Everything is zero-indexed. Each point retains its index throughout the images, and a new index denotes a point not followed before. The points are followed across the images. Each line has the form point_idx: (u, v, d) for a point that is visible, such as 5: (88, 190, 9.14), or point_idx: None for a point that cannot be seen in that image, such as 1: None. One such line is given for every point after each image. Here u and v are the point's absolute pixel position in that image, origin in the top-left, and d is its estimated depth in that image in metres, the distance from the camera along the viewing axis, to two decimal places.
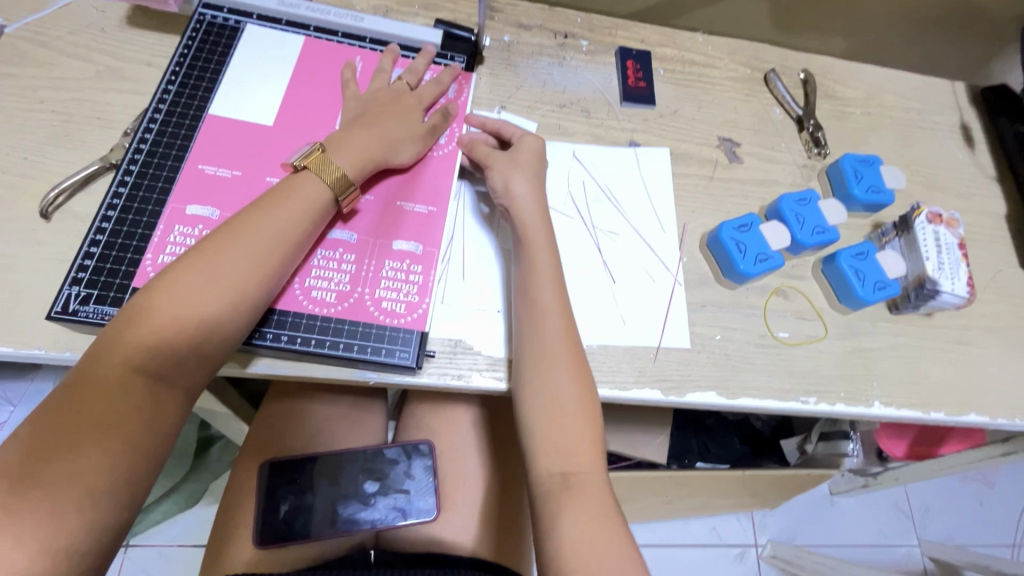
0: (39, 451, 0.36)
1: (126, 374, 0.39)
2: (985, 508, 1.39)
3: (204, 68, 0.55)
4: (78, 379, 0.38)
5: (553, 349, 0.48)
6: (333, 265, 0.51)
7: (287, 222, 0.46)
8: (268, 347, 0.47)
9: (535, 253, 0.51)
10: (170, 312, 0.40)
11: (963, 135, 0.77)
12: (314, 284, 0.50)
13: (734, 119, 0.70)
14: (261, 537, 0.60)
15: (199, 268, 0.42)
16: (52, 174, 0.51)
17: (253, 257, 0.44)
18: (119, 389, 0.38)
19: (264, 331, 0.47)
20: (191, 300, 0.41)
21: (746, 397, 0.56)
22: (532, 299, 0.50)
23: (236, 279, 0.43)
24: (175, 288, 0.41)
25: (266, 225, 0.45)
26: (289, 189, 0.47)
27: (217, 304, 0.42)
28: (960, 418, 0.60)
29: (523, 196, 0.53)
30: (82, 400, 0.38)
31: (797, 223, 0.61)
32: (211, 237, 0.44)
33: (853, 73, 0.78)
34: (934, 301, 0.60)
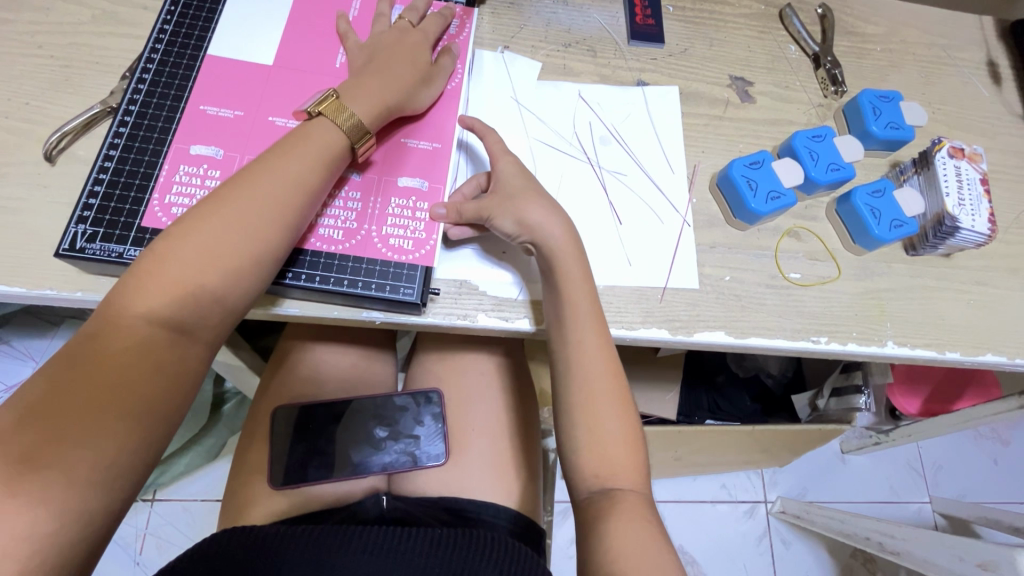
0: (61, 397, 0.36)
1: (148, 324, 0.39)
2: (1000, 466, 1.38)
3: (199, 8, 0.53)
4: (102, 327, 0.39)
5: (592, 373, 0.47)
6: (358, 206, 0.50)
7: (301, 175, 0.45)
8: (291, 286, 0.48)
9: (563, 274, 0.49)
10: (190, 265, 0.41)
11: (990, 72, 0.74)
12: (322, 220, 0.49)
13: (747, 57, 0.68)
14: (275, 479, 0.61)
15: (214, 221, 0.42)
16: (55, 119, 0.51)
17: (268, 219, 0.43)
18: (142, 339, 0.39)
19: (296, 271, 0.48)
20: (207, 260, 0.41)
21: (755, 337, 0.55)
22: (564, 317, 0.48)
23: (252, 235, 0.42)
24: (195, 241, 0.41)
25: (280, 178, 0.44)
26: (300, 140, 0.46)
27: (233, 257, 0.42)
28: (976, 357, 0.58)
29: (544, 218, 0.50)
30: (104, 348, 0.38)
31: (811, 160, 0.59)
32: (229, 189, 0.44)
33: (874, 7, 0.74)
34: (954, 240, 0.58)
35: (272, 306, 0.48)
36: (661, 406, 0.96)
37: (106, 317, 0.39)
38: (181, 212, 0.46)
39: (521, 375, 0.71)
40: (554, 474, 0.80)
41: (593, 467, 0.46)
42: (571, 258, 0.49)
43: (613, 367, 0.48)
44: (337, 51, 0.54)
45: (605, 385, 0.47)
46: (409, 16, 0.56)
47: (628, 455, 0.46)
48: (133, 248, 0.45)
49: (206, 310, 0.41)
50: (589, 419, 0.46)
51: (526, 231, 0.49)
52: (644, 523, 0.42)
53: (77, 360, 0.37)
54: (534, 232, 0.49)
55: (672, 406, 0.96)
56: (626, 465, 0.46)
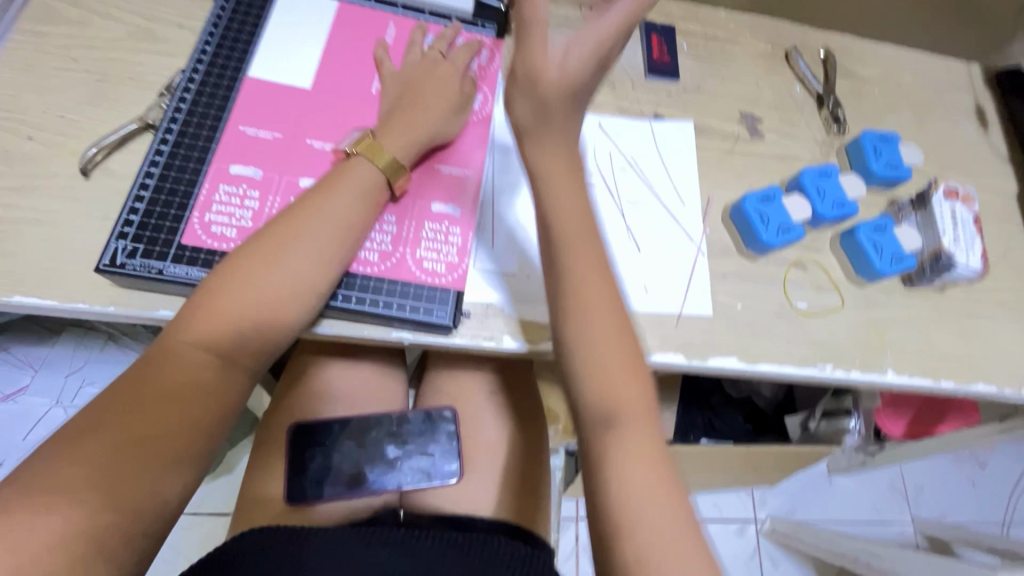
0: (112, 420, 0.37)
1: (197, 352, 0.41)
2: (977, 488, 1.43)
3: (239, 30, 0.55)
4: (153, 356, 0.40)
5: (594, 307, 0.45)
6: (394, 229, 0.52)
7: (344, 215, 0.46)
8: (329, 306, 0.49)
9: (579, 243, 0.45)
10: (238, 300, 0.42)
11: (977, 117, 0.79)
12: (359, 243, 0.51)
13: (756, 95, 0.71)
14: (291, 494, 0.62)
15: (262, 260, 0.43)
16: (90, 132, 0.51)
17: (314, 250, 0.45)
18: (193, 368, 0.40)
19: (337, 293, 0.49)
20: (258, 291, 0.43)
21: (765, 363, 0.57)
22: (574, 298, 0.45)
23: (297, 272, 0.44)
24: (244, 278, 0.42)
25: (326, 217, 0.45)
26: (345, 179, 0.47)
27: (279, 293, 0.43)
28: (969, 387, 0.62)
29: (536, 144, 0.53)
30: (155, 375, 0.39)
31: (817, 196, 0.62)
32: (279, 223, 0.45)
33: (871, 51, 0.79)
34: (948, 275, 0.62)
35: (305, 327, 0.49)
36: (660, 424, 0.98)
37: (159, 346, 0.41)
38: (221, 230, 0.47)
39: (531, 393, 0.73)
40: (559, 492, 0.81)
41: (594, 403, 0.42)
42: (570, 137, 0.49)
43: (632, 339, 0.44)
44: (374, 77, 0.56)
45: (622, 353, 0.43)
46: (439, 49, 0.58)
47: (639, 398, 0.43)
48: (172, 265, 0.46)
49: (252, 339, 0.43)
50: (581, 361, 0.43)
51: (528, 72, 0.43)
52: None
53: (129, 384, 0.39)
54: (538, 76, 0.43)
55: (670, 424, 0.98)
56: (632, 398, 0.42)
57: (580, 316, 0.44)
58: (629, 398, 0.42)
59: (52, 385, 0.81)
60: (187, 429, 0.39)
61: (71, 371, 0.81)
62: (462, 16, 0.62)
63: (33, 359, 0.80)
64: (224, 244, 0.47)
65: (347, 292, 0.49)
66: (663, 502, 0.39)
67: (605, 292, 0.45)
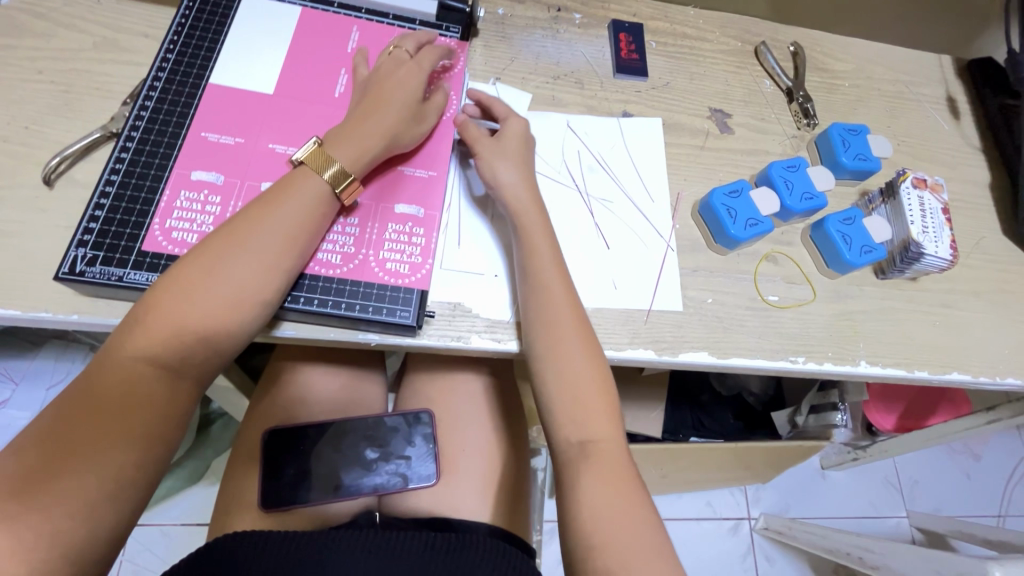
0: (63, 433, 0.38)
1: (141, 365, 0.41)
2: (972, 480, 1.43)
3: (202, 38, 0.55)
4: (96, 368, 0.41)
5: (563, 331, 0.50)
6: (357, 231, 0.52)
7: (288, 224, 0.46)
8: (287, 308, 0.49)
9: (547, 276, 0.51)
10: (181, 313, 0.42)
11: (949, 107, 0.79)
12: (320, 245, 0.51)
13: (726, 91, 0.71)
14: (266, 501, 0.61)
15: (202, 271, 0.43)
16: (54, 142, 0.52)
17: (259, 261, 0.45)
18: (138, 379, 0.41)
19: (297, 295, 0.49)
20: (200, 302, 0.43)
21: (736, 356, 0.57)
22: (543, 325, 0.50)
23: (238, 282, 0.44)
24: (184, 289, 0.42)
25: (269, 227, 0.45)
26: (290, 187, 0.47)
27: (220, 304, 0.43)
28: (944, 376, 0.62)
29: (509, 182, 0.54)
30: (98, 387, 0.40)
31: (786, 189, 0.62)
32: (222, 233, 0.45)
33: (841, 45, 0.79)
34: (919, 264, 0.62)
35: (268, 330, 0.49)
36: (646, 423, 0.98)
37: (103, 361, 0.41)
38: (181, 236, 0.47)
39: (510, 395, 0.73)
40: (542, 493, 0.81)
41: (570, 439, 0.48)
42: (532, 213, 0.53)
43: (603, 382, 0.50)
44: (337, 80, 0.56)
45: (593, 396, 0.49)
46: (406, 48, 0.57)
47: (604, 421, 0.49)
48: (132, 272, 0.46)
49: (195, 349, 0.43)
50: (558, 408, 0.49)
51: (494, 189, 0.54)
52: (643, 532, 0.44)
53: (71, 397, 0.39)
54: (504, 193, 0.54)
55: (657, 423, 0.98)
56: (604, 433, 0.48)
57: (546, 369, 0.49)
58: (596, 423, 0.48)
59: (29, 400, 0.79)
60: (132, 440, 0.39)
61: (52, 385, 0.80)
62: (426, 20, 0.63)
63: (14, 373, 0.80)
64: (183, 248, 0.47)
65: (309, 294, 0.49)
66: (639, 520, 0.45)
67: (578, 336, 0.50)
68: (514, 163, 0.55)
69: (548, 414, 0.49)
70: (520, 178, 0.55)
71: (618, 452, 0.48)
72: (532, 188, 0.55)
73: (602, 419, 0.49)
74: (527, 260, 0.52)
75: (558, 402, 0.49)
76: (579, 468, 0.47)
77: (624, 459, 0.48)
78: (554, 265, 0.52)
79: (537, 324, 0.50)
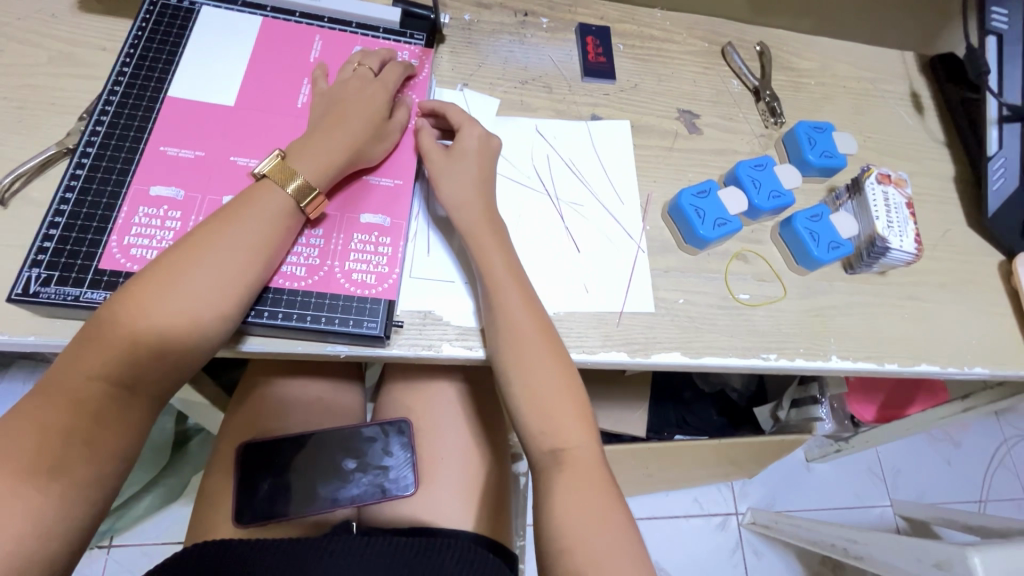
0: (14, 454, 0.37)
1: (90, 383, 0.40)
2: (953, 467, 1.45)
3: (159, 50, 0.54)
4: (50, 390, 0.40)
5: (524, 337, 0.50)
6: (322, 242, 0.52)
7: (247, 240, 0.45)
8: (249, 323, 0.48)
9: (500, 284, 0.51)
10: (135, 328, 0.41)
11: (913, 103, 0.80)
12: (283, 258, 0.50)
13: (694, 91, 0.72)
14: (240, 516, 0.60)
15: (156, 289, 0.42)
16: (8, 160, 0.50)
17: (218, 275, 0.44)
18: (88, 397, 0.40)
19: (260, 309, 0.48)
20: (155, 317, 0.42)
21: (708, 356, 0.58)
22: (503, 335, 0.50)
23: (194, 302, 0.43)
24: (139, 308, 0.41)
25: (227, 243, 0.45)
26: (251, 204, 0.47)
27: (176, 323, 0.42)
28: (913, 368, 0.62)
29: (459, 193, 0.54)
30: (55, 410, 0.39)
31: (753, 188, 0.63)
32: (182, 247, 0.44)
33: (807, 44, 0.80)
34: (886, 259, 0.63)
35: (232, 345, 0.49)
36: (630, 424, 0.98)
37: (55, 378, 0.40)
38: (140, 253, 0.46)
39: (488, 401, 0.72)
40: (525, 498, 0.81)
41: (542, 447, 0.48)
42: (482, 225, 0.53)
43: (572, 389, 0.49)
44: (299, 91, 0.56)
45: (564, 403, 0.49)
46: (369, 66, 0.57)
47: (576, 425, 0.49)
48: (90, 291, 0.45)
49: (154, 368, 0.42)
50: (530, 418, 0.49)
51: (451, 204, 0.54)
52: (618, 535, 0.44)
53: (21, 418, 0.38)
54: (457, 211, 0.54)
55: (640, 423, 0.98)
56: (577, 438, 0.48)
57: (512, 379, 0.49)
58: (568, 428, 0.48)
59: None
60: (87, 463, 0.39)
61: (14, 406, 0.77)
62: (390, 27, 0.63)
63: None
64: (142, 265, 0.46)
65: (274, 308, 0.49)
66: (613, 523, 0.45)
67: (540, 342, 0.50)
68: (463, 176, 0.55)
69: (519, 423, 0.49)
70: (471, 187, 0.55)
71: (590, 457, 0.48)
72: (483, 195, 0.55)
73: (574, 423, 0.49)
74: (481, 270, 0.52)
75: (528, 412, 0.49)
76: (552, 475, 0.47)
77: (598, 463, 0.48)
78: (509, 274, 0.52)
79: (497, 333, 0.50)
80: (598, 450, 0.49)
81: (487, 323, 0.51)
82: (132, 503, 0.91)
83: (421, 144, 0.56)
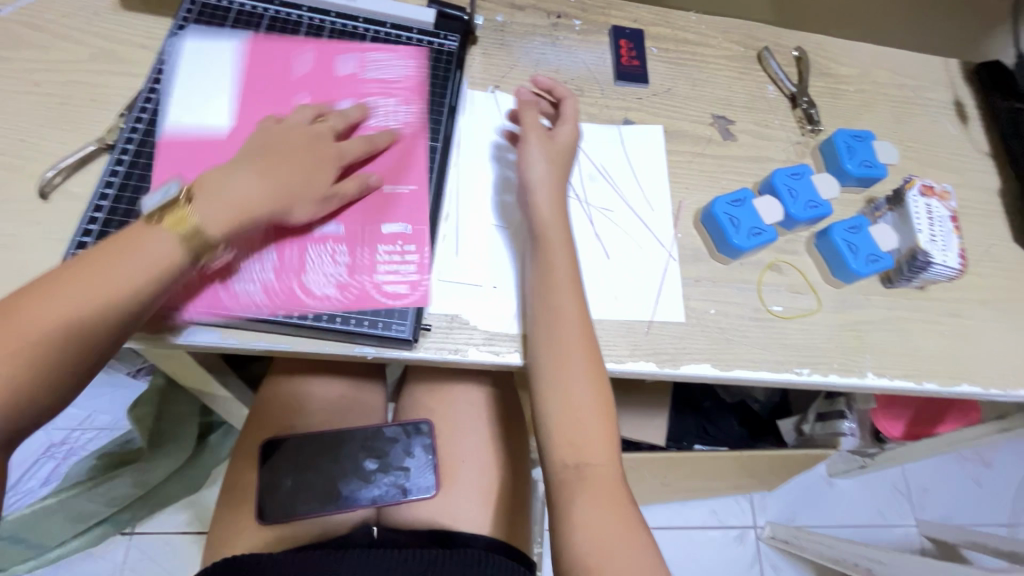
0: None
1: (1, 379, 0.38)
2: (983, 489, 1.40)
3: (198, 51, 0.56)
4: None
5: (569, 345, 0.49)
6: (347, 258, 0.51)
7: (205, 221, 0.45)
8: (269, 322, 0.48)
9: (557, 288, 0.50)
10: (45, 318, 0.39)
11: (957, 112, 0.78)
12: (311, 278, 0.50)
13: (729, 97, 0.71)
14: (262, 513, 0.61)
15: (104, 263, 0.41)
16: (50, 155, 0.51)
17: (146, 262, 0.42)
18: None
19: (283, 309, 0.49)
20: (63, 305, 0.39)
21: (739, 368, 0.56)
22: (552, 339, 0.49)
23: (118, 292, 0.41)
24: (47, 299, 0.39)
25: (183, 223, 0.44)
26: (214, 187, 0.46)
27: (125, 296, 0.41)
28: (953, 388, 0.60)
29: (539, 187, 0.54)
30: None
31: (789, 197, 0.61)
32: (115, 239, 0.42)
33: (846, 50, 0.78)
34: (927, 274, 0.61)
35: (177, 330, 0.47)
36: (650, 432, 0.96)
37: None
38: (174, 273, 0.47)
39: (510, 406, 0.72)
40: (543, 505, 0.80)
41: (565, 459, 0.48)
42: (556, 227, 0.53)
43: (604, 402, 0.49)
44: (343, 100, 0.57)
45: (592, 417, 0.48)
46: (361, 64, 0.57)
47: (601, 439, 0.48)
48: None
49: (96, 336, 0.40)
50: (558, 428, 0.48)
51: (530, 191, 0.54)
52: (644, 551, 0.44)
53: None
54: (539, 199, 0.54)
55: (661, 432, 0.97)
56: (601, 455, 0.48)
57: (549, 387, 0.49)
58: (593, 441, 0.48)
59: None
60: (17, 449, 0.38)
61: None
62: (423, 29, 0.63)
63: None
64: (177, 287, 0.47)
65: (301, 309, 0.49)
66: (635, 541, 0.44)
67: (582, 354, 0.49)
68: (543, 174, 0.55)
69: (543, 433, 0.49)
70: (548, 189, 0.54)
71: (611, 473, 0.47)
72: (557, 199, 0.54)
73: (599, 435, 0.48)
74: (544, 270, 0.51)
75: (560, 422, 0.48)
76: (574, 490, 0.46)
77: (617, 480, 0.47)
78: (570, 281, 0.51)
79: (545, 337, 0.49)
80: (616, 467, 0.48)
81: (534, 327, 0.50)
82: (155, 494, 0.92)
83: (524, 120, 0.58)
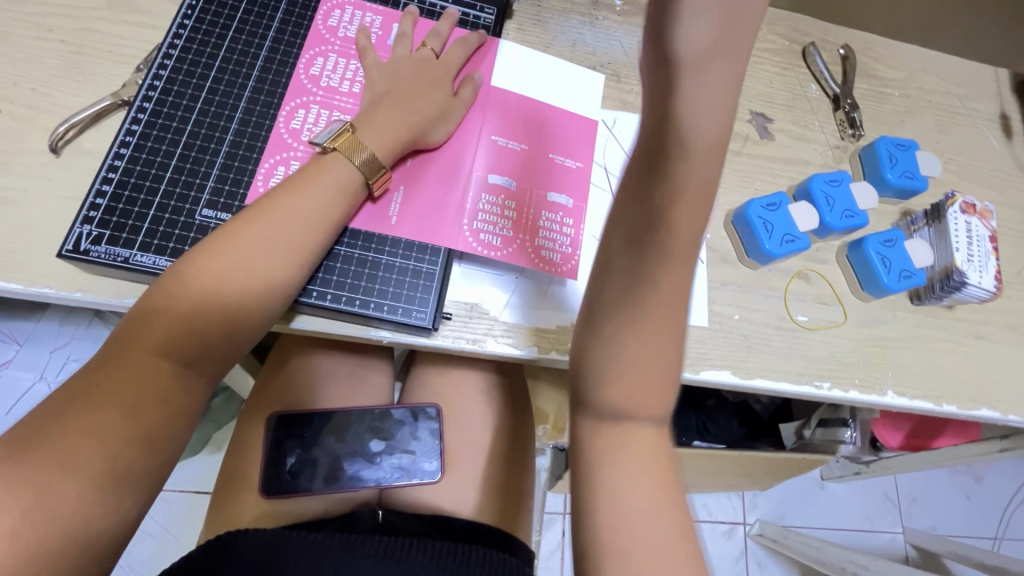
0: (96, 405, 0.35)
1: (157, 355, 0.38)
2: (972, 501, 1.42)
3: (222, 5, 0.52)
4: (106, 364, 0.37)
5: None
6: (514, 215, 0.52)
7: (300, 222, 0.43)
8: (331, 309, 0.47)
9: None
10: (231, 269, 0.41)
11: (1002, 125, 0.74)
12: (480, 226, 0.51)
13: (768, 94, 0.68)
14: (266, 488, 0.61)
15: (221, 272, 0.40)
16: (61, 107, 0.49)
17: (312, 210, 0.44)
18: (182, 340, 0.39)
19: (309, 288, 0.47)
20: (246, 251, 0.41)
21: (759, 378, 0.55)
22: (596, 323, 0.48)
23: (283, 240, 0.43)
24: (224, 249, 0.41)
25: (263, 234, 0.42)
26: (313, 173, 0.45)
27: (231, 300, 0.41)
28: (973, 411, 0.59)
29: None
30: (138, 384, 0.37)
31: (826, 205, 0.59)
32: (280, 189, 0.44)
33: (894, 51, 0.75)
34: (958, 294, 0.59)
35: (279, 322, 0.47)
36: None
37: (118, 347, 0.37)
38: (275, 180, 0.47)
39: (517, 396, 0.71)
40: (543, 493, 0.81)
41: None
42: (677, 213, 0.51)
43: None
44: (510, 79, 0.57)
45: None
46: (432, 47, 0.55)
47: None
48: (139, 254, 0.44)
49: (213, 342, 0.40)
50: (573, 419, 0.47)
51: None
52: None
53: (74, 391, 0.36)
54: None
55: None
56: None
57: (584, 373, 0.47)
58: None
59: (37, 346, 0.79)
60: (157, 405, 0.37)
61: (56, 347, 0.79)
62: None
63: (18, 334, 0.79)
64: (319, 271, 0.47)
65: (335, 292, 0.47)
66: None
67: None
68: None
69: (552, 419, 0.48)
70: None
71: None
72: None
73: None
74: None
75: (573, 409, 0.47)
76: None
77: None
78: None
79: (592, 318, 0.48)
80: None
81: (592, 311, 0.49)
82: None
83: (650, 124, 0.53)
